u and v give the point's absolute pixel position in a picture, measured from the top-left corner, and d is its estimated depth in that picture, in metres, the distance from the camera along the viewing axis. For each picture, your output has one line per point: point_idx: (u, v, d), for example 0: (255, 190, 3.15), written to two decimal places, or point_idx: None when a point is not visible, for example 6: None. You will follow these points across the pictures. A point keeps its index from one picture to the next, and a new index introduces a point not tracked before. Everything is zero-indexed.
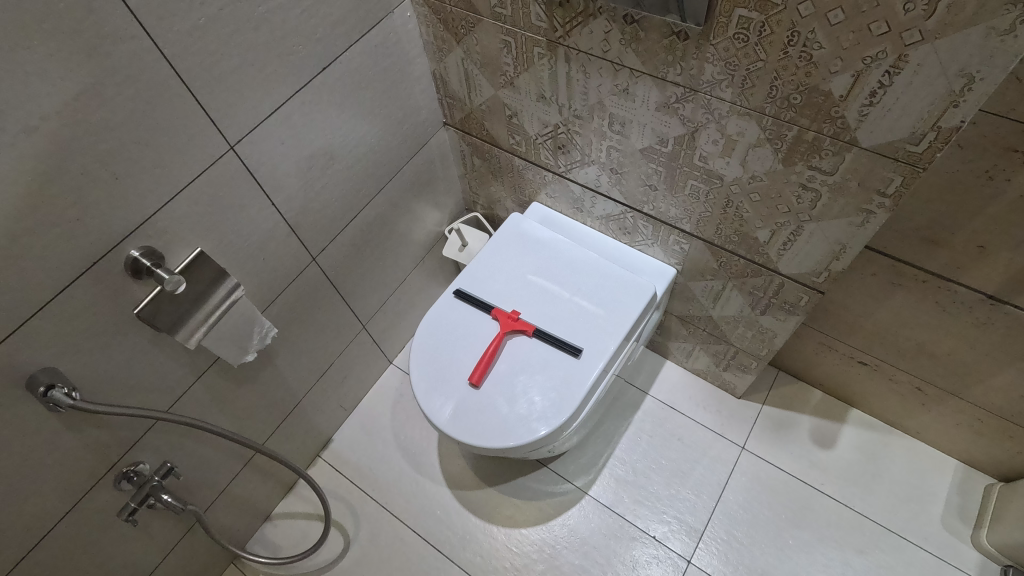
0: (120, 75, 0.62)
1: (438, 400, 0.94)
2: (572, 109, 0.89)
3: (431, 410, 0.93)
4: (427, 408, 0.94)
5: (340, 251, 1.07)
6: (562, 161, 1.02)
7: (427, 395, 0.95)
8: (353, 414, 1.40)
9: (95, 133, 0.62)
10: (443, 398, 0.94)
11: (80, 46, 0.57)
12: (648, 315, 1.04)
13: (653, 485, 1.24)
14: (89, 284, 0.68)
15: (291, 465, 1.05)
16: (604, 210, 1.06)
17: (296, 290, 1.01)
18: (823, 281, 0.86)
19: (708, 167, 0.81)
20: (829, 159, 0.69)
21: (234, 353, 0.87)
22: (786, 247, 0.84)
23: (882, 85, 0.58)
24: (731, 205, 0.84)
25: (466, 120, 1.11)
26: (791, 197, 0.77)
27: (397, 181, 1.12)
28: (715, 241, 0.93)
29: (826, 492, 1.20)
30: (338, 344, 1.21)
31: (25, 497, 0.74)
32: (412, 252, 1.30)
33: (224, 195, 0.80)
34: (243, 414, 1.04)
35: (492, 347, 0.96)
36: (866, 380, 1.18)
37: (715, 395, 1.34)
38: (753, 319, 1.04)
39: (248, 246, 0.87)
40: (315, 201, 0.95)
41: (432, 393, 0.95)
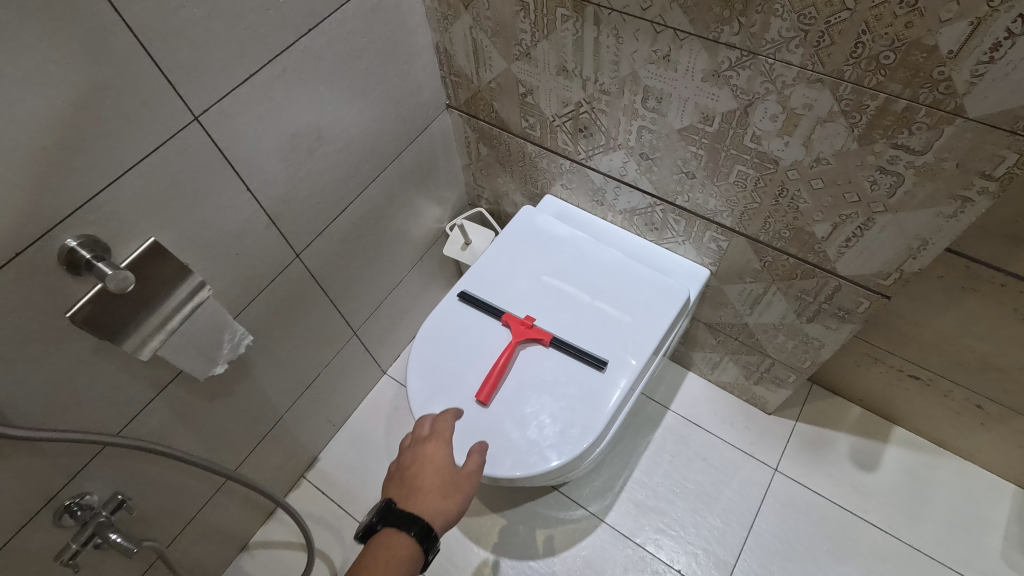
0: (45, 14, 0.49)
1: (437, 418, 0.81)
2: (599, 82, 0.77)
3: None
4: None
5: (329, 248, 0.94)
6: (582, 147, 0.90)
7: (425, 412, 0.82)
8: (343, 429, 1.26)
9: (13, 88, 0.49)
10: None
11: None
12: (678, 323, 0.92)
13: (677, 511, 1.11)
14: (11, 280, 0.55)
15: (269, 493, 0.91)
16: (628, 202, 0.93)
17: (277, 291, 0.88)
18: (890, 284, 0.74)
19: (761, 148, 0.69)
20: (920, 134, 0.57)
21: (200, 366, 0.73)
22: (848, 244, 0.73)
23: (1009, 36, 0.47)
24: (785, 194, 0.72)
25: (473, 101, 0.98)
26: (864, 184, 0.65)
27: (394, 170, 1.00)
28: (760, 237, 0.81)
29: (869, 519, 1.08)
30: (326, 353, 1.08)
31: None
32: (410, 250, 1.17)
33: (190, 177, 0.67)
34: (216, 434, 0.91)
35: (505, 358, 0.83)
36: (915, 395, 1.06)
37: (743, 410, 1.21)
38: (797, 327, 0.92)
39: (218, 239, 0.74)
40: (300, 189, 0.83)
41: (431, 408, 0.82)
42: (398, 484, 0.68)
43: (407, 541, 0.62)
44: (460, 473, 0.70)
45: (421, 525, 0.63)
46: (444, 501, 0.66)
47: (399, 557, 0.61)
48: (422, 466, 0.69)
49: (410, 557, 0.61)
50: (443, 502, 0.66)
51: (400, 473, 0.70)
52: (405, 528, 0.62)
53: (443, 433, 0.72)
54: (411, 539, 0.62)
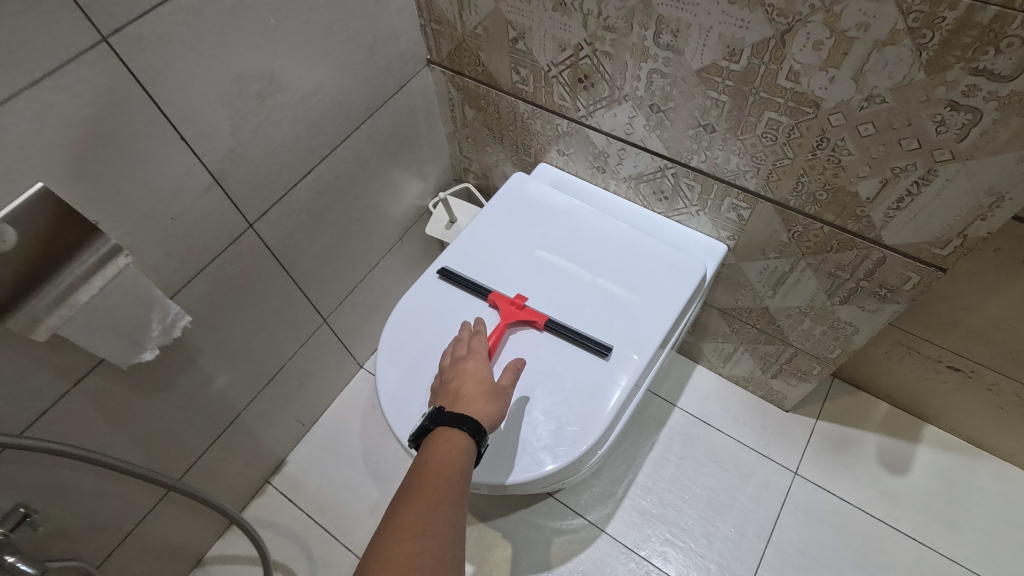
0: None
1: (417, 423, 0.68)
2: (602, 16, 0.65)
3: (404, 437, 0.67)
4: (400, 434, 0.68)
5: (290, 219, 0.82)
6: (582, 102, 0.78)
7: (403, 417, 0.68)
8: (313, 429, 1.13)
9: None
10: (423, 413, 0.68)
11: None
12: (691, 306, 0.80)
13: (687, 520, 0.99)
14: None
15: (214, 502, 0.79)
16: (633, 167, 0.82)
17: (226, 266, 0.75)
18: (948, 253, 0.62)
19: (798, 87, 0.58)
20: (1010, 53, 0.45)
21: (121, 351, 0.61)
22: (899, 205, 0.61)
23: None
24: (825, 144, 0.61)
25: (457, 54, 0.86)
26: (928, 126, 0.53)
27: (367, 132, 0.87)
28: (790, 202, 0.70)
29: (901, 529, 0.96)
30: (292, 343, 0.96)
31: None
32: (387, 229, 1.05)
33: (100, 116, 0.54)
34: (156, 434, 0.78)
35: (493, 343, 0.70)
36: (953, 390, 0.95)
37: (757, 407, 1.10)
38: (826, 310, 0.80)
39: (146, 200, 0.61)
40: (251, 144, 0.70)
41: (409, 412, 0.69)
42: (440, 394, 0.64)
43: (462, 437, 0.57)
44: (502, 380, 0.65)
45: (473, 421, 0.58)
46: (490, 406, 0.61)
47: (456, 452, 0.57)
48: (460, 375, 0.64)
49: (468, 450, 0.57)
50: (489, 406, 0.61)
51: (439, 387, 0.65)
52: (459, 423, 0.58)
53: (480, 346, 0.67)
54: (467, 435, 0.58)
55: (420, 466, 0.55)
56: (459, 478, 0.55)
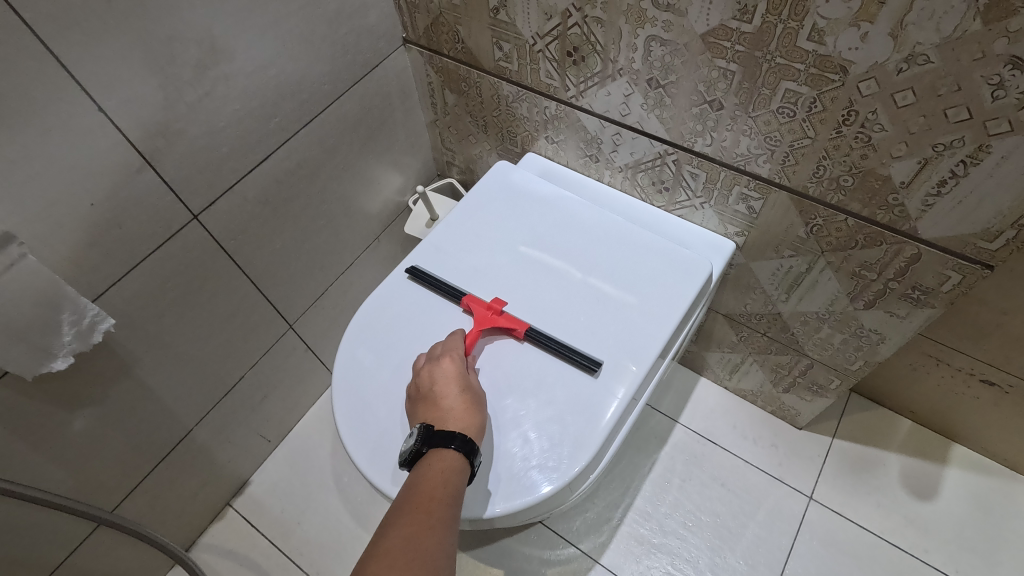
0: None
1: (393, 452, 0.58)
2: None
3: (377, 471, 0.57)
4: (371, 469, 0.58)
5: (243, 210, 0.73)
6: (571, 80, 0.69)
7: (375, 449, 0.59)
8: (282, 446, 1.04)
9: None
10: (395, 441, 0.59)
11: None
12: (696, 310, 0.71)
13: (690, 550, 0.89)
14: None
15: (155, 539, 0.78)
16: (630, 154, 0.73)
17: (166, 262, 0.66)
18: (998, 248, 0.53)
19: (823, 49, 0.49)
20: None
21: (26, 358, 0.51)
22: (941, 190, 0.52)
23: None
24: (855, 117, 0.52)
25: (434, 30, 0.78)
26: (983, 90, 0.44)
27: (335, 116, 0.79)
28: (809, 191, 0.61)
29: (931, 561, 0.86)
30: (252, 351, 0.86)
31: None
32: (362, 227, 0.96)
33: None
34: (86, 455, 0.69)
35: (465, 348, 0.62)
36: (986, 405, 0.85)
37: (768, 424, 1.00)
38: (849, 316, 0.71)
39: (55, 179, 0.52)
40: (190, 120, 0.61)
41: (382, 443, 0.59)
42: (420, 407, 0.55)
43: (454, 457, 0.50)
44: (475, 378, 0.58)
45: (468, 437, 0.51)
46: (478, 414, 0.54)
47: (451, 473, 0.49)
48: (439, 379, 0.56)
49: (462, 471, 0.50)
50: (478, 415, 0.54)
51: (415, 396, 0.56)
52: (452, 441, 0.50)
53: (455, 344, 0.60)
54: (458, 454, 0.50)
55: (410, 488, 0.49)
56: (455, 502, 0.48)
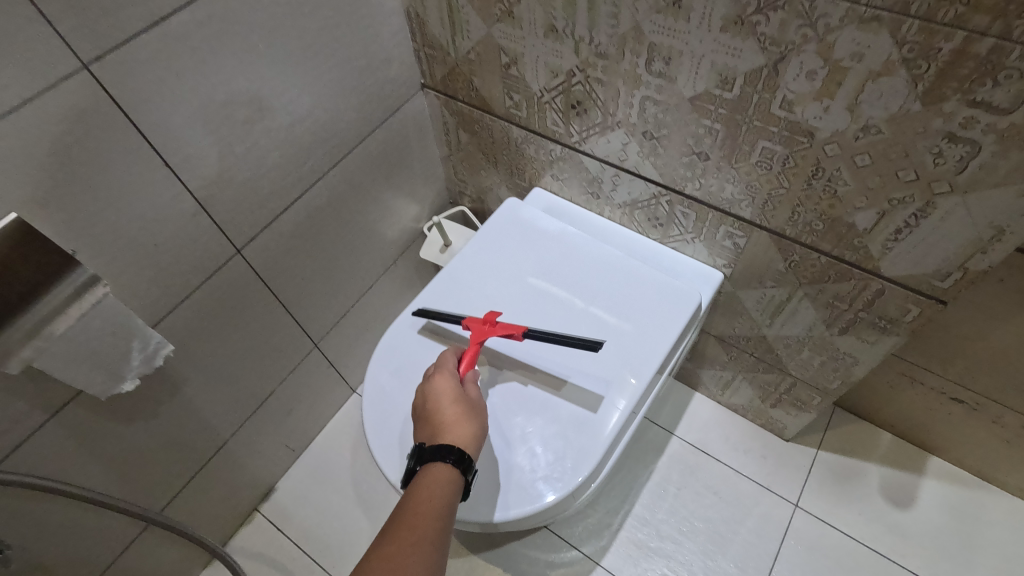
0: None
1: None
2: (594, 44, 0.64)
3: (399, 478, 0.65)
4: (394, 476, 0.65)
5: (278, 243, 0.80)
6: (575, 128, 0.77)
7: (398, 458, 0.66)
8: (304, 455, 1.11)
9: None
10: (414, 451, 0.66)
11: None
12: (687, 335, 0.78)
13: (685, 554, 0.96)
14: None
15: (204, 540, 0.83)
16: (628, 193, 0.80)
17: (212, 292, 0.74)
18: (950, 286, 0.61)
19: (793, 116, 0.56)
20: (1009, 85, 0.44)
21: (101, 381, 0.59)
22: (899, 236, 0.60)
23: None
24: (823, 174, 0.59)
25: (451, 79, 0.86)
26: (926, 157, 0.52)
27: (360, 156, 0.87)
28: (787, 231, 0.68)
29: (907, 565, 0.93)
30: (281, 368, 0.94)
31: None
32: (381, 252, 1.03)
33: (77, 143, 0.53)
34: (137, 464, 0.76)
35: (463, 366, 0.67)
36: (958, 421, 0.92)
37: (758, 437, 1.07)
38: (826, 340, 0.78)
39: (127, 225, 0.60)
40: (236, 168, 0.69)
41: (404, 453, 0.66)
42: (419, 426, 0.61)
43: (436, 467, 0.55)
44: (467, 390, 0.64)
45: (457, 451, 0.56)
46: (469, 422, 0.60)
47: (441, 489, 0.54)
48: (433, 397, 0.62)
49: (445, 478, 0.55)
50: (468, 424, 0.59)
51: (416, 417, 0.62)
52: (442, 457, 0.56)
53: (445, 361, 0.66)
54: (441, 464, 0.56)
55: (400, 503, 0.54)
56: (441, 515, 0.52)
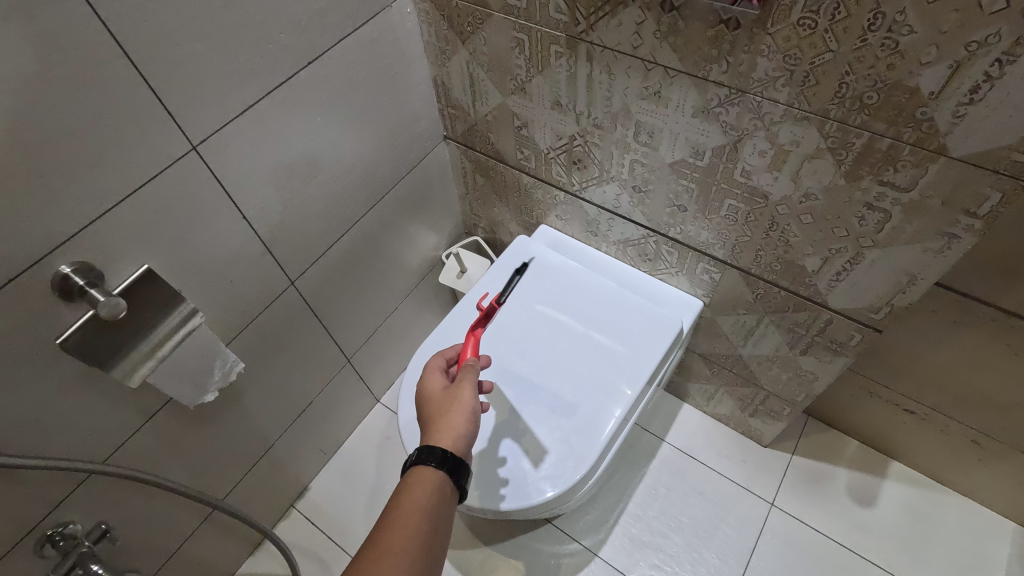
0: (34, 36, 0.48)
1: None
2: (592, 117, 0.78)
3: None
4: None
5: (323, 275, 0.94)
6: (577, 179, 0.91)
7: None
8: (333, 458, 1.25)
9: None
10: None
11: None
12: (672, 354, 0.91)
13: (673, 547, 1.09)
14: (4, 306, 0.55)
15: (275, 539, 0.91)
16: (622, 233, 0.94)
17: (270, 318, 0.88)
18: (882, 317, 0.74)
19: (751, 183, 0.70)
20: (906, 171, 0.57)
21: (190, 393, 0.73)
22: (839, 277, 0.73)
23: (988, 77, 0.47)
24: (776, 227, 0.73)
25: (470, 133, 1.00)
26: (852, 219, 0.65)
27: (391, 199, 1.01)
28: (752, 270, 0.82)
29: (869, 557, 1.05)
30: (319, 380, 1.08)
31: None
32: (405, 278, 1.17)
33: (182, 206, 0.67)
34: (203, 464, 0.89)
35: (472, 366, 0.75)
36: (912, 430, 1.05)
37: (739, 443, 1.20)
38: (790, 360, 0.92)
39: (211, 267, 0.74)
40: (294, 216, 0.83)
41: None
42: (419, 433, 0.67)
43: (422, 474, 0.59)
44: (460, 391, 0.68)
45: (441, 452, 0.61)
46: (457, 422, 0.64)
47: (426, 490, 0.58)
48: (428, 401, 0.68)
49: (429, 484, 0.59)
50: (456, 423, 0.64)
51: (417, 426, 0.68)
52: (424, 460, 0.60)
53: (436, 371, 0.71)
54: (428, 469, 0.60)
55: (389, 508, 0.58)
56: (426, 516, 0.56)
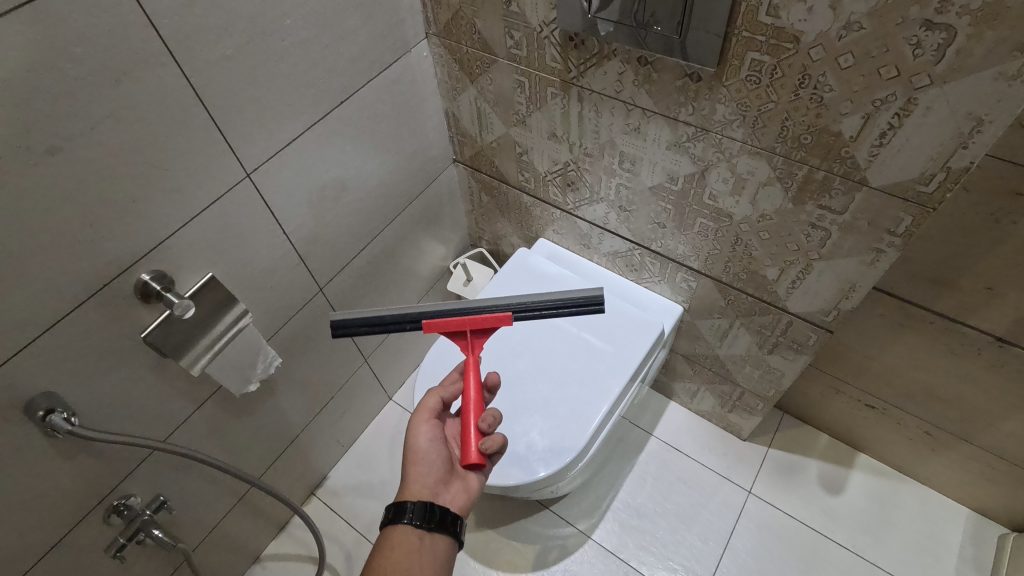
0: (137, 92, 0.61)
1: None
2: (583, 147, 0.91)
3: None
4: None
5: (346, 283, 1.06)
6: (570, 199, 1.03)
7: None
8: (349, 451, 1.36)
9: (100, 151, 0.60)
10: None
11: (89, 55, 0.55)
12: (655, 354, 1.03)
13: (659, 530, 1.20)
14: (98, 306, 0.67)
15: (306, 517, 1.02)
16: (611, 246, 1.06)
17: (301, 320, 1.00)
18: (832, 320, 0.86)
19: (717, 205, 0.82)
20: (839, 198, 0.70)
21: (237, 383, 0.85)
22: (794, 285, 0.85)
23: (891, 127, 0.60)
24: (740, 242, 0.85)
25: (476, 157, 1.12)
26: (801, 236, 0.77)
27: (406, 216, 1.13)
28: (723, 279, 0.94)
29: (837, 539, 1.16)
30: (339, 378, 1.19)
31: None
32: (416, 286, 1.29)
33: (236, 223, 0.79)
34: (240, 450, 1.01)
35: (475, 375, 0.71)
36: (874, 424, 1.16)
37: (721, 437, 1.32)
38: (760, 358, 1.04)
39: (256, 275, 0.86)
40: (324, 231, 0.95)
41: None
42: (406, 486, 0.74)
43: (399, 533, 0.66)
44: (417, 437, 0.74)
45: (408, 507, 0.67)
46: (415, 467, 0.71)
47: (395, 546, 0.65)
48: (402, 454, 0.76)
49: (408, 538, 0.65)
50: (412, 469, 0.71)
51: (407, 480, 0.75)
52: (398, 518, 0.66)
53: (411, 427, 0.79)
54: (404, 526, 0.66)
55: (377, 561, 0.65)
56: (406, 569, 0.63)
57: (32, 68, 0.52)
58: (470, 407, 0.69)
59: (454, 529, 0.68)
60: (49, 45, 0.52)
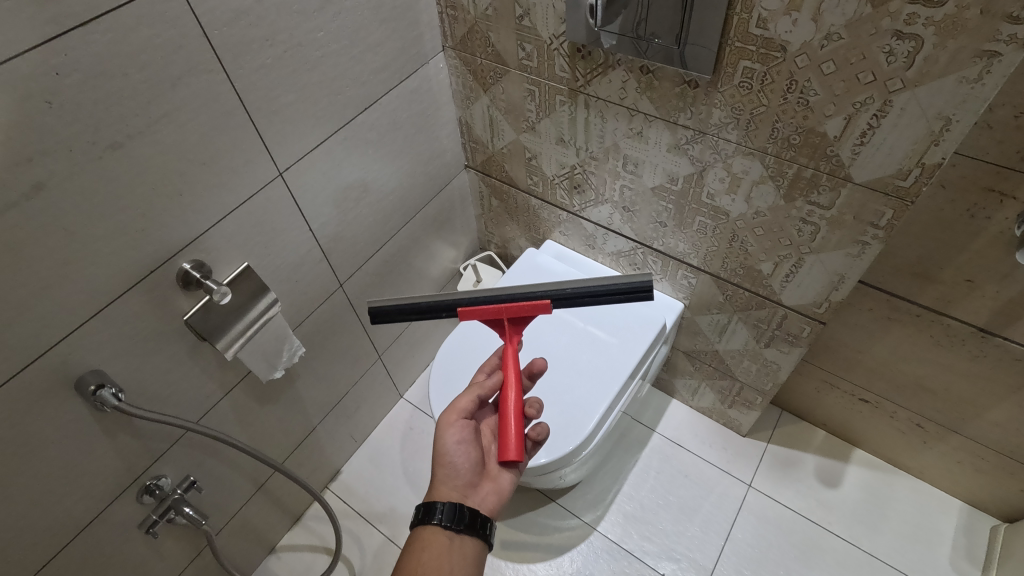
0: (189, 96, 0.67)
1: None
2: (589, 150, 0.97)
3: None
4: None
5: (363, 281, 1.12)
6: (577, 201, 1.10)
7: None
8: (361, 447, 1.41)
9: (154, 148, 0.66)
10: None
11: (150, 61, 0.62)
12: (657, 348, 1.09)
13: (662, 522, 1.24)
14: (144, 291, 0.73)
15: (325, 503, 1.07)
16: (615, 246, 1.12)
17: (321, 314, 1.05)
18: (823, 312, 0.91)
19: (715, 204, 0.88)
20: (826, 194, 0.76)
21: (264, 369, 0.90)
22: (787, 279, 0.91)
23: (870, 126, 0.66)
24: (736, 239, 0.91)
25: (487, 162, 1.19)
26: (793, 231, 0.83)
27: (420, 218, 1.19)
28: (721, 274, 0.99)
29: (834, 530, 1.20)
30: (354, 373, 1.25)
31: (44, 506, 0.74)
32: (428, 287, 1.35)
33: (268, 219, 0.85)
34: (261, 438, 1.06)
35: (514, 361, 0.74)
36: (867, 417, 1.21)
37: (721, 433, 1.36)
38: (757, 352, 1.09)
39: (283, 268, 0.92)
40: (346, 230, 1.01)
41: None
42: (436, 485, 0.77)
43: (427, 533, 0.68)
44: (449, 437, 0.75)
45: (437, 508, 0.69)
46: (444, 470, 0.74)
47: (426, 548, 0.68)
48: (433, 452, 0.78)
49: (436, 538, 0.68)
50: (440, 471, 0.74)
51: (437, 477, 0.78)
52: (426, 518, 0.69)
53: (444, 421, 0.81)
54: (432, 527, 0.69)
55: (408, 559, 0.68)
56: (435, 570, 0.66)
57: (102, 73, 0.59)
58: (510, 407, 0.71)
59: (484, 531, 0.70)
60: (116, 51, 0.59)
